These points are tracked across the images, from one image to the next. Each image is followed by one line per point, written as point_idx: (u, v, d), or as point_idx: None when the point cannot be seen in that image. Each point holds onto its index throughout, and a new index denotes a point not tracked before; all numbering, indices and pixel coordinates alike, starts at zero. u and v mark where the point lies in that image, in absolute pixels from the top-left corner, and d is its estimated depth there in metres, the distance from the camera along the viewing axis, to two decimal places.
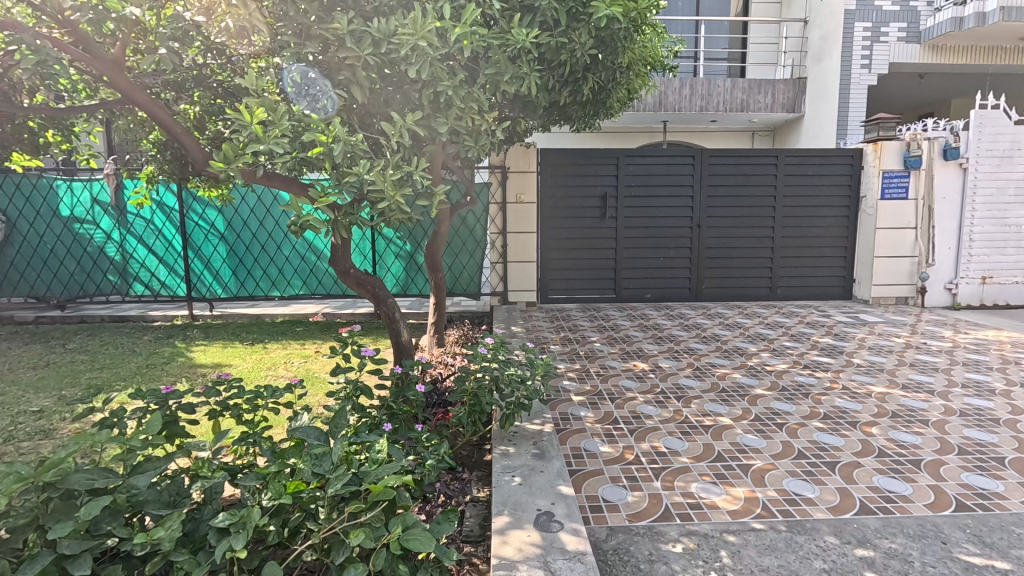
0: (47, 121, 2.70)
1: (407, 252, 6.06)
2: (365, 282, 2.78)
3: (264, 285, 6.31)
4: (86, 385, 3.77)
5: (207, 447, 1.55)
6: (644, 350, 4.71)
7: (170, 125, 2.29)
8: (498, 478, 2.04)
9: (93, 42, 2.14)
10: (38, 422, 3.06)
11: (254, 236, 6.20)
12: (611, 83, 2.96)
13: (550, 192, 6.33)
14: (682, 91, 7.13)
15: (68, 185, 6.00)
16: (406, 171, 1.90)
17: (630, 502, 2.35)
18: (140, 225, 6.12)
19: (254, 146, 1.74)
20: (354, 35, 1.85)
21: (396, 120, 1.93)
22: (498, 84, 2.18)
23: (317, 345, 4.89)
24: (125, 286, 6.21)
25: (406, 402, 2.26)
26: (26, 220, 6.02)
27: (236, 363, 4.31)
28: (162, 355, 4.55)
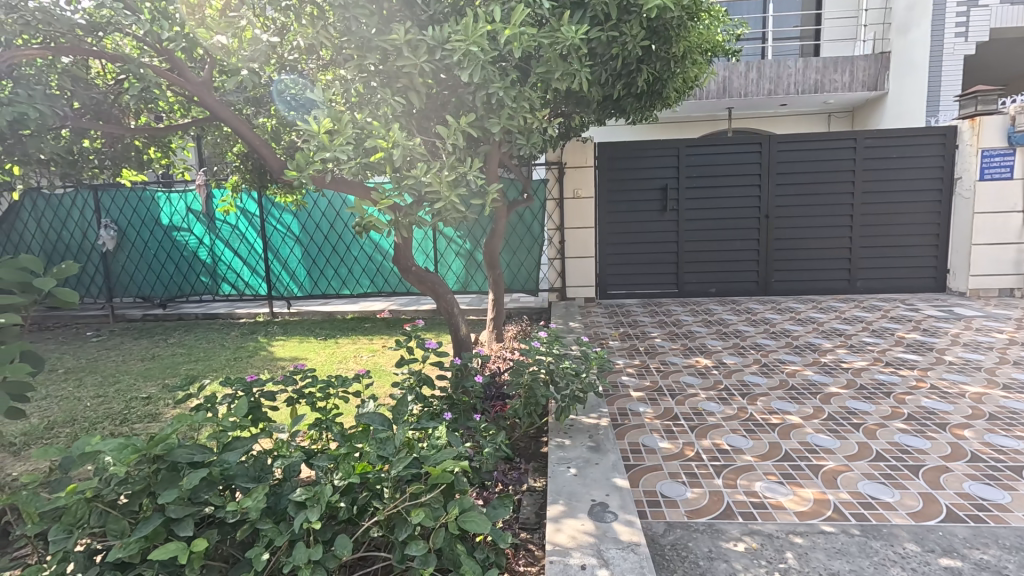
0: (149, 141, 3.03)
1: (466, 249, 6.24)
2: (425, 279, 2.88)
3: (335, 283, 6.71)
4: (184, 375, 4.21)
5: (287, 429, 1.70)
6: (707, 346, 4.57)
7: (251, 137, 2.52)
8: (553, 469, 2.09)
9: (186, 69, 2.39)
10: (146, 407, 3.45)
11: (326, 238, 6.61)
12: (667, 73, 2.90)
13: (607, 187, 6.26)
14: (748, 75, 6.79)
15: (166, 196, 6.66)
16: (460, 172, 1.98)
17: (689, 498, 2.32)
18: (227, 230, 6.69)
19: (321, 154, 1.88)
20: (410, 44, 1.93)
21: (451, 123, 2.01)
22: (549, 81, 2.21)
23: (383, 340, 5.14)
24: (216, 286, 6.82)
25: (465, 392, 2.35)
26: (134, 229, 6.75)
27: (311, 357, 4.62)
28: (247, 349, 4.96)
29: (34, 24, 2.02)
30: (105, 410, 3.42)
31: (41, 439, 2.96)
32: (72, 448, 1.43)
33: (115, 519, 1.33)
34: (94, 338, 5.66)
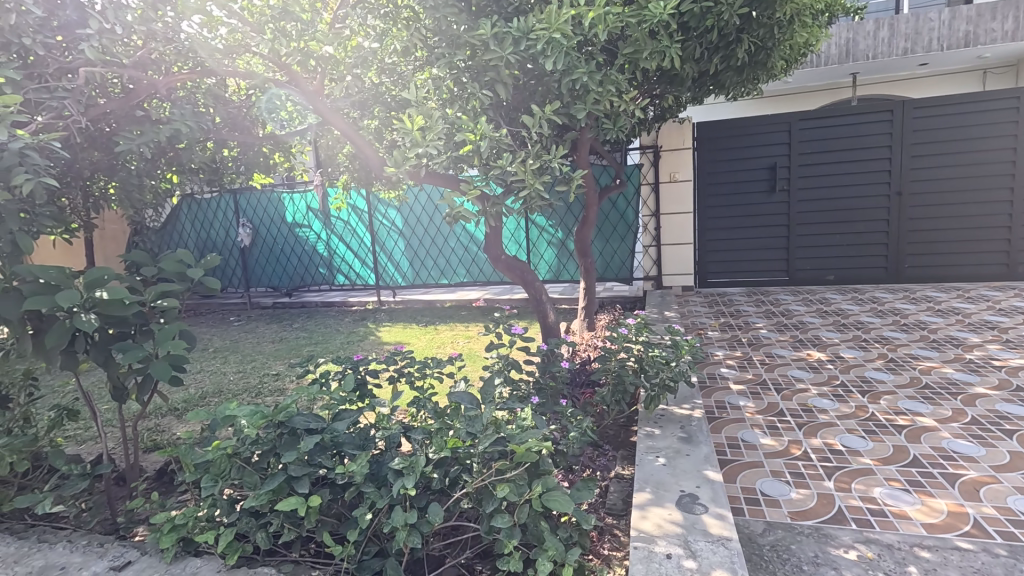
0: (274, 148, 3.42)
1: (558, 238, 6.26)
2: (515, 268, 2.94)
3: (434, 274, 7.09)
4: (306, 355, 4.72)
5: (387, 404, 1.86)
6: (821, 338, 4.18)
7: (358, 141, 2.81)
8: (641, 457, 2.06)
9: (301, 79, 2.65)
10: (276, 382, 3.94)
11: (426, 230, 7.01)
12: (772, 41, 2.65)
13: (708, 169, 5.92)
14: (877, 35, 5.98)
15: (290, 196, 7.44)
16: (545, 160, 1.99)
17: (793, 499, 2.16)
18: (340, 226, 7.32)
19: (414, 150, 2.00)
20: (496, 39, 2.01)
21: (536, 112, 2.03)
22: (637, 62, 2.14)
23: (478, 327, 5.35)
24: (332, 276, 7.53)
25: (552, 377, 2.38)
26: (265, 227, 7.66)
27: (413, 341, 4.94)
28: (358, 334, 5.42)
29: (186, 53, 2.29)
30: (244, 383, 3.96)
31: (198, 405, 3.49)
32: (219, 411, 1.70)
33: (249, 473, 1.55)
34: (236, 323, 6.53)
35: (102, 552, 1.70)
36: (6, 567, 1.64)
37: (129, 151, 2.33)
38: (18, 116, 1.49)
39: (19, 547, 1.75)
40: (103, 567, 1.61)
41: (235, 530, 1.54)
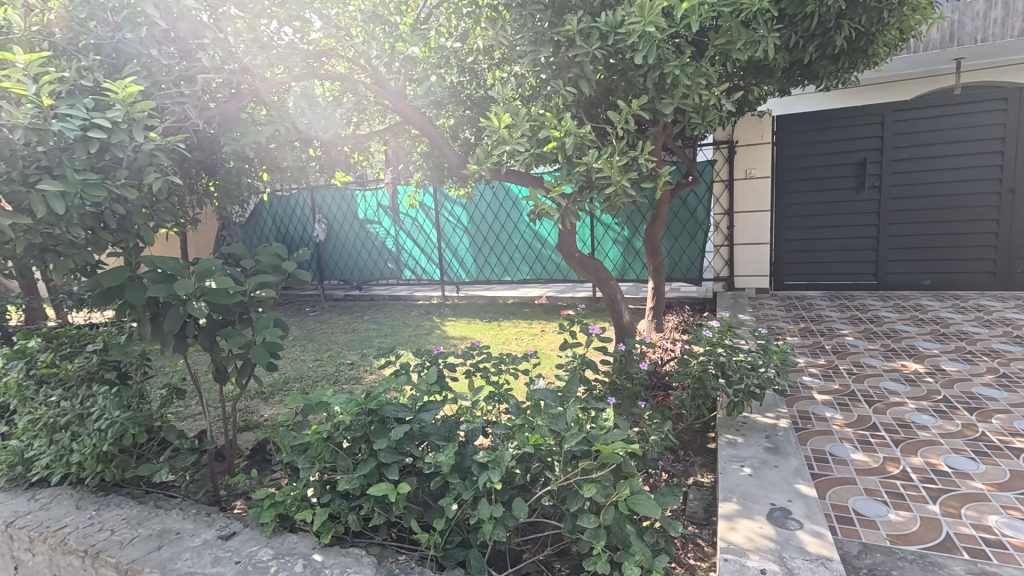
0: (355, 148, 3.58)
1: (624, 237, 6.14)
2: (589, 265, 2.90)
3: (498, 270, 7.17)
4: (377, 346, 4.92)
5: (469, 397, 1.89)
6: (918, 348, 3.84)
7: (437, 139, 2.90)
8: (725, 466, 1.98)
9: (384, 80, 2.74)
10: (351, 370, 4.14)
11: (490, 227, 7.08)
12: (878, 26, 2.44)
13: (788, 165, 5.61)
14: (988, 15, 5.34)
15: (362, 194, 7.77)
16: (631, 157, 1.93)
17: (892, 521, 2.00)
18: (408, 222, 7.53)
19: (501, 147, 1.99)
20: (582, 34, 1.98)
21: (622, 108, 1.99)
22: (729, 53, 2.05)
23: (542, 324, 5.35)
24: (399, 271, 7.79)
25: (629, 377, 2.33)
26: (338, 223, 8.04)
27: (478, 337, 5.03)
28: (425, 328, 5.58)
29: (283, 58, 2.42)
30: (322, 370, 4.19)
31: (282, 389, 3.72)
32: (314, 397, 1.79)
33: (343, 458, 1.63)
34: (311, 313, 6.91)
35: (210, 521, 1.84)
36: (131, 528, 1.81)
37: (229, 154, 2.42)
38: (149, 119, 1.62)
39: (140, 510, 1.92)
40: (212, 535, 1.74)
41: (329, 509, 1.63)
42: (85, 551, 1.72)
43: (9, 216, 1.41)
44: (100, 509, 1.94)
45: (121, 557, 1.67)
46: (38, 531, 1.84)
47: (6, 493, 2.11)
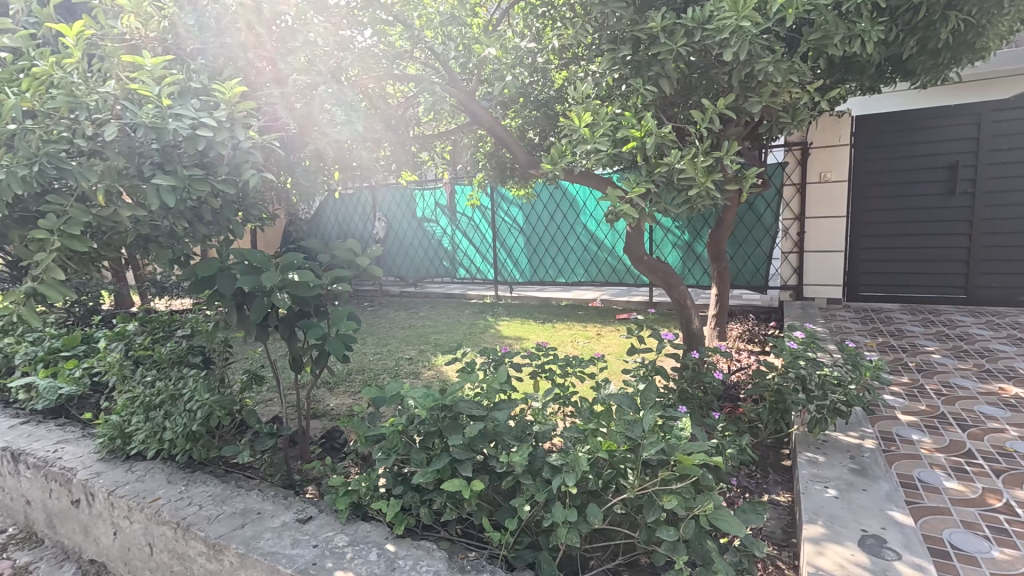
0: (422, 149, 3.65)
1: (685, 241, 5.96)
2: (657, 269, 2.83)
3: (552, 272, 7.14)
4: (433, 342, 5.00)
5: (540, 398, 1.88)
6: (1018, 370, 3.49)
7: (506, 139, 2.91)
8: (807, 486, 1.87)
9: (458, 80, 2.77)
10: (410, 365, 4.23)
11: (546, 228, 7.07)
12: (992, 16, 2.22)
13: (867, 169, 5.27)
14: None
15: (421, 194, 7.95)
16: (716, 157, 1.84)
17: (997, 559, 1.80)
18: (465, 222, 7.63)
19: (582, 146, 1.95)
20: (666, 32, 1.93)
21: (706, 107, 1.91)
22: (823, 49, 1.93)
23: (598, 328, 5.27)
24: (454, 270, 7.90)
25: (701, 387, 2.24)
26: (397, 222, 8.29)
27: (533, 337, 5.02)
28: (479, 326, 5.62)
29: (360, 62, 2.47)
30: (382, 364, 4.31)
31: (346, 380, 3.84)
32: (390, 390, 1.84)
33: (417, 451, 1.67)
34: (369, 307, 7.12)
35: (287, 504, 1.92)
36: (217, 505, 1.92)
37: (304, 158, 2.38)
38: (249, 119, 1.69)
39: (223, 489, 2.04)
40: (290, 518, 1.81)
41: (402, 501, 1.67)
42: (177, 523, 1.83)
43: (128, 207, 1.52)
44: (188, 484, 2.07)
45: (209, 531, 1.77)
46: (135, 500, 1.99)
47: (106, 463, 2.29)
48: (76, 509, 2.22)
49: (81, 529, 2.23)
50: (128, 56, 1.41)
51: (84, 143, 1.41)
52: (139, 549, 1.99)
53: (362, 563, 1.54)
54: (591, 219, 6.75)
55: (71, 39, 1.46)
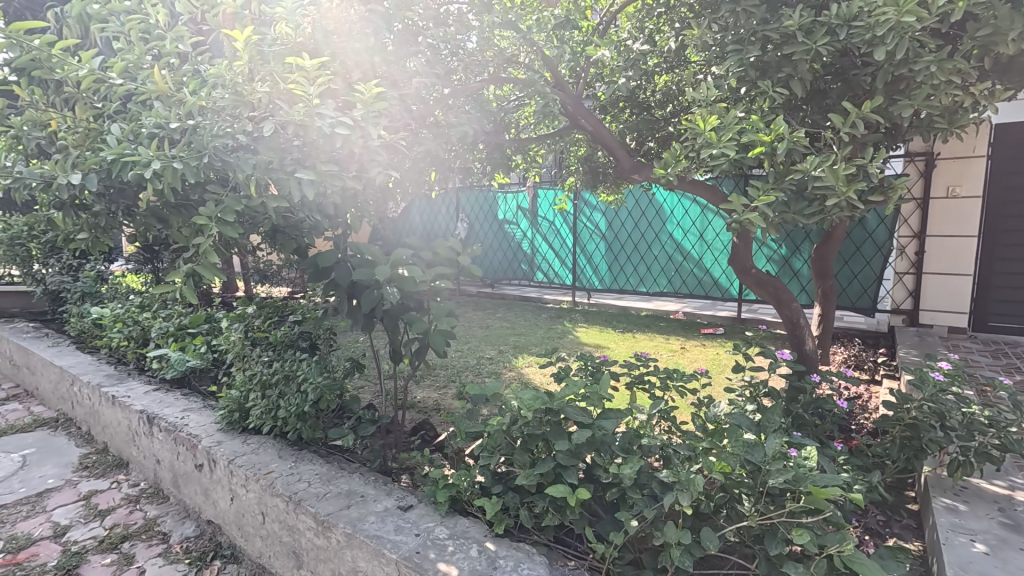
0: (518, 152, 3.69)
1: (781, 255, 5.59)
2: (766, 284, 2.68)
3: (633, 280, 6.99)
4: (511, 344, 5.03)
5: (645, 411, 1.82)
6: None
7: (610, 143, 2.87)
8: (948, 536, 1.66)
9: (566, 85, 2.75)
10: (491, 364, 4.28)
11: (629, 235, 6.95)
12: None
13: (1005, 184, 4.65)
14: None
15: (503, 197, 8.07)
16: (858, 165, 1.69)
17: None
18: (545, 226, 7.64)
19: (707, 151, 1.83)
20: (804, 30, 1.80)
21: (848, 110, 1.76)
22: (993, 47, 1.72)
23: (682, 341, 5.05)
24: (531, 273, 7.93)
25: (819, 414, 2.07)
26: (479, 223, 8.48)
27: (612, 346, 4.91)
28: (557, 331, 5.59)
29: (468, 67, 2.48)
30: (464, 361, 4.38)
31: (430, 374, 3.95)
32: (494, 390, 1.86)
33: (521, 452, 1.66)
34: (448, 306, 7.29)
35: (388, 491, 1.98)
36: (324, 484, 2.02)
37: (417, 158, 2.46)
38: (379, 118, 1.75)
39: (329, 469, 2.15)
40: (391, 504, 1.87)
41: (503, 501, 1.67)
42: (290, 497, 1.95)
43: (273, 199, 1.63)
44: (297, 461, 2.20)
45: (318, 508, 1.86)
46: (252, 471, 2.14)
47: (226, 434, 2.49)
48: (199, 472, 2.43)
49: (201, 491, 2.44)
50: (291, 58, 1.47)
51: (242, 139, 1.54)
52: (253, 516, 2.14)
53: (463, 559, 1.55)
54: (677, 227, 6.58)
55: (240, 42, 1.53)
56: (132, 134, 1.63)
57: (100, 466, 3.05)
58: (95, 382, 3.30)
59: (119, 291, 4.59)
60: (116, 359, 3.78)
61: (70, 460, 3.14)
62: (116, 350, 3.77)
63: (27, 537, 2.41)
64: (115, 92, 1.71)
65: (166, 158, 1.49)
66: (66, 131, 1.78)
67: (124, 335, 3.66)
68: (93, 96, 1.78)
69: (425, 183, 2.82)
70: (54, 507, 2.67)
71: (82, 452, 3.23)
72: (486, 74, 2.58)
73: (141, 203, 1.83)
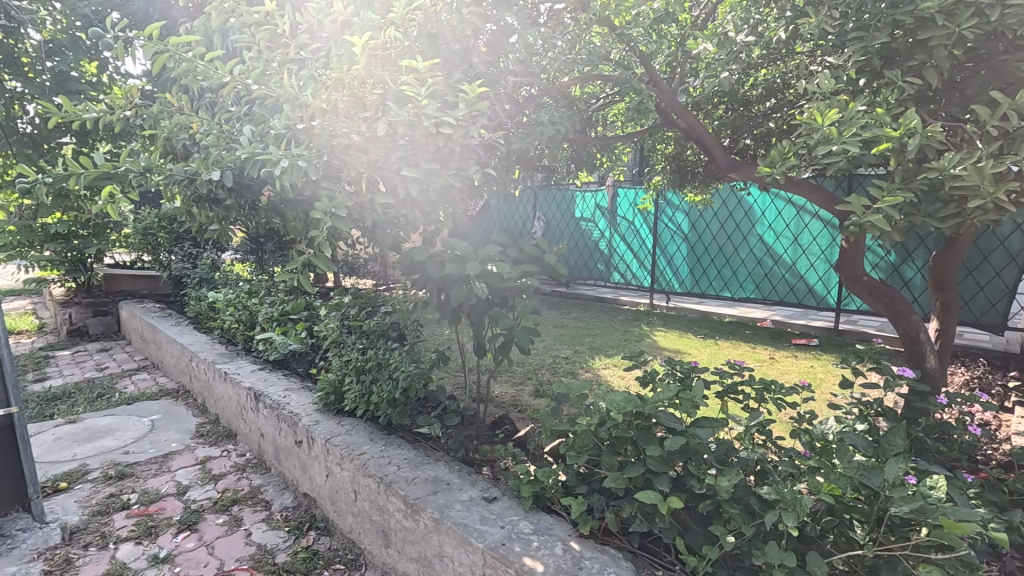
0: (604, 151, 3.63)
1: (889, 262, 5.14)
2: (881, 293, 2.45)
3: (716, 284, 6.67)
4: (587, 345, 4.98)
5: (744, 422, 1.73)
6: None
7: (707, 140, 2.75)
8: None
9: (661, 82, 2.63)
10: (567, 364, 4.27)
11: (714, 237, 6.65)
12: None
13: None
14: None
15: (582, 195, 8.01)
16: (1009, 163, 1.50)
17: None
18: (624, 226, 7.49)
19: (825, 147, 1.68)
20: (944, 12, 1.61)
21: (998, 100, 1.55)
22: None
23: (770, 351, 4.75)
24: (608, 273, 7.80)
25: (944, 440, 1.87)
26: (555, 222, 8.47)
27: (694, 353, 4.71)
28: (634, 333, 5.45)
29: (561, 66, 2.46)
30: (540, 359, 4.40)
31: (508, 370, 4.00)
32: (581, 390, 1.85)
33: (609, 455, 1.64)
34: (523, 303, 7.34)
35: (473, 481, 2.03)
36: (412, 468, 2.11)
37: (509, 156, 2.50)
38: (481, 117, 1.79)
39: (416, 455, 2.24)
40: (476, 495, 1.91)
41: (588, 502, 1.66)
42: (381, 479, 2.06)
43: (381, 195, 1.73)
44: (387, 445, 2.32)
45: (408, 492, 1.95)
46: (346, 451, 2.28)
47: (323, 414, 2.68)
48: (298, 448, 2.63)
49: (300, 465, 2.64)
50: (407, 61, 1.55)
51: (358, 138, 1.64)
52: (346, 493, 2.28)
53: (549, 555, 1.55)
54: (768, 230, 6.22)
55: (358, 47, 1.61)
56: (261, 135, 1.80)
57: (213, 435, 3.39)
58: (210, 359, 3.66)
59: (230, 278, 5.06)
60: (226, 339, 4.18)
61: (189, 428, 3.51)
62: (227, 332, 4.16)
63: (157, 492, 2.73)
64: (247, 96, 1.89)
65: (292, 157, 1.63)
66: (203, 133, 2.00)
67: (235, 319, 4.04)
68: (227, 100, 1.98)
69: (510, 180, 2.84)
70: (176, 468, 2.99)
71: (199, 421, 3.60)
72: (576, 74, 2.51)
73: (262, 197, 2.00)
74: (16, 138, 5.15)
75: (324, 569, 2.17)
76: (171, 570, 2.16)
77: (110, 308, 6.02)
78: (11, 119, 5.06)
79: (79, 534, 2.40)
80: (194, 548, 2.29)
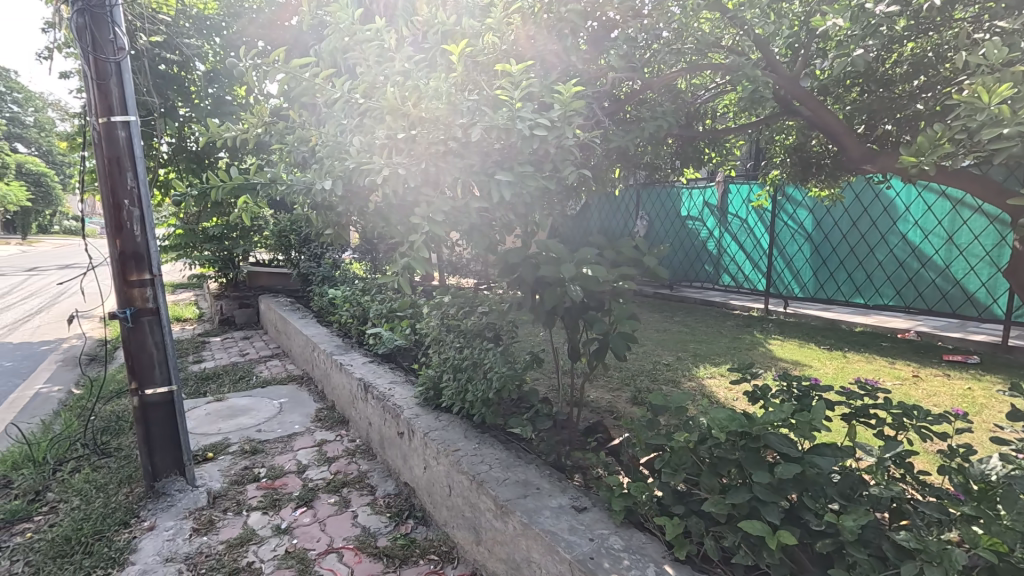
0: (712, 146, 3.39)
1: None
2: None
3: (846, 289, 5.96)
4: (691, 351, 4.70)
5: (875, 453, 1.50)
6: None
7: (835, 126, 2.43)
8: None
9: (780, 65, 2.37)
10: (668, 371, 4.06)
11: (844, 236, 5.95)
12: None
13: None
14: None
15: (688, 192, 7.59)
16: None
17: None
18: (736, 224, 7.00)
19: (993, 131, 1.38)
20: None
21: None
22: None
23: (912, 368, 4.12)
24: (717, 275, 7.33)
25: None
26: (658, 220, 8.10)
27: (815, 365, 4.25)
28: (744, 341, 5.04)
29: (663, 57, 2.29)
30: (639, 365, 4.23)
31: (605, 374, 3.90)
32: (680, 402, 1.73)
33: (710, 476, 1.51)
34: None
35: (563, 488, 1.99)
36: (503, 469, 2.13)
37: (609, 155, 2.42)
38: (577, 117, 1.74)
39: (508, 456, 2.26)
40: (566, 502, 1.88)
41: (685, 524, 1.54)
42: (473, 476, 2.10)
43: (476, 199, 1.76)
44: (480, 444, 2.37)
45: (498, 492, 1.97)
46: (442, 446, 2.36)
47: (423, 408, 2.81)
48: (400, 438, 2.78)
49: (401, 455, 2.79)
50: (503, 66, 1.58)
51: (454, 144, 1.67)
52: (441, 486, 2.37)
53: None
54: (914, 229, 5.43)
55: (457, 57, 1.67)
56: (367, 145, 1.92)
57: (329, 420, 3.71)
58: (329, 350, 4.02)
59: (348, 276, 5.52)
60: (343, 333, 4.56)
61: (309, 412, 3.88)
62: (344, 326, 4.55)
63: (281, 468, 3.06)
64: (354, 109, 2.02)
65: (392, 165, 1.72)
66: (320, 145, 2.18)
67: (351, 314, 4.40)
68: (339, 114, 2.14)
69: (609, 181, 2.76)
70: (298, 448, 3.33)
71: (318, 407, 3.96)
72: (682, 65, 2.34)
73: (369, 204, 2.14)
74: (185, 156, 6.08)
75: (419, 557, 2.27)
76: (289, 541, 2.40)
77: (251, 301, 6.86)
78: (182, 139, 5.98)
79: (220, 499, 2.77)
80: (309, 523, 2.53)
